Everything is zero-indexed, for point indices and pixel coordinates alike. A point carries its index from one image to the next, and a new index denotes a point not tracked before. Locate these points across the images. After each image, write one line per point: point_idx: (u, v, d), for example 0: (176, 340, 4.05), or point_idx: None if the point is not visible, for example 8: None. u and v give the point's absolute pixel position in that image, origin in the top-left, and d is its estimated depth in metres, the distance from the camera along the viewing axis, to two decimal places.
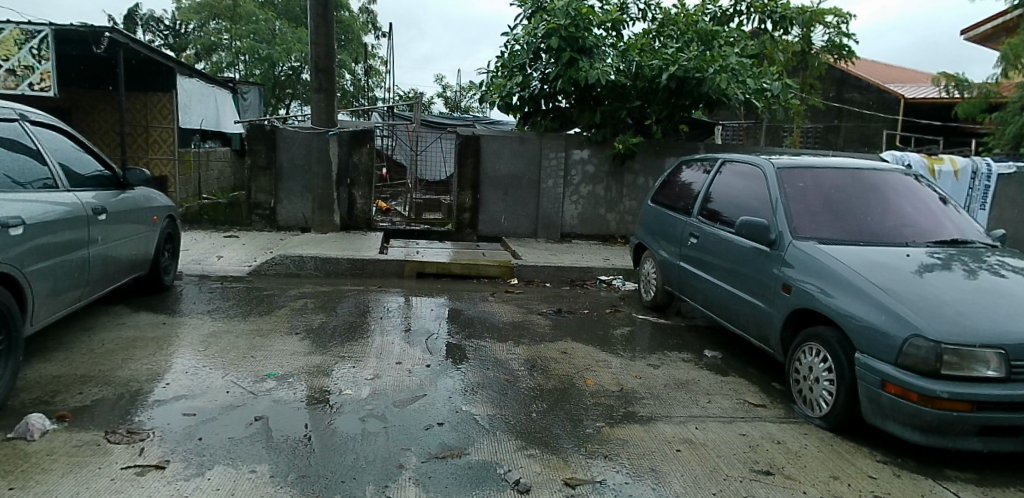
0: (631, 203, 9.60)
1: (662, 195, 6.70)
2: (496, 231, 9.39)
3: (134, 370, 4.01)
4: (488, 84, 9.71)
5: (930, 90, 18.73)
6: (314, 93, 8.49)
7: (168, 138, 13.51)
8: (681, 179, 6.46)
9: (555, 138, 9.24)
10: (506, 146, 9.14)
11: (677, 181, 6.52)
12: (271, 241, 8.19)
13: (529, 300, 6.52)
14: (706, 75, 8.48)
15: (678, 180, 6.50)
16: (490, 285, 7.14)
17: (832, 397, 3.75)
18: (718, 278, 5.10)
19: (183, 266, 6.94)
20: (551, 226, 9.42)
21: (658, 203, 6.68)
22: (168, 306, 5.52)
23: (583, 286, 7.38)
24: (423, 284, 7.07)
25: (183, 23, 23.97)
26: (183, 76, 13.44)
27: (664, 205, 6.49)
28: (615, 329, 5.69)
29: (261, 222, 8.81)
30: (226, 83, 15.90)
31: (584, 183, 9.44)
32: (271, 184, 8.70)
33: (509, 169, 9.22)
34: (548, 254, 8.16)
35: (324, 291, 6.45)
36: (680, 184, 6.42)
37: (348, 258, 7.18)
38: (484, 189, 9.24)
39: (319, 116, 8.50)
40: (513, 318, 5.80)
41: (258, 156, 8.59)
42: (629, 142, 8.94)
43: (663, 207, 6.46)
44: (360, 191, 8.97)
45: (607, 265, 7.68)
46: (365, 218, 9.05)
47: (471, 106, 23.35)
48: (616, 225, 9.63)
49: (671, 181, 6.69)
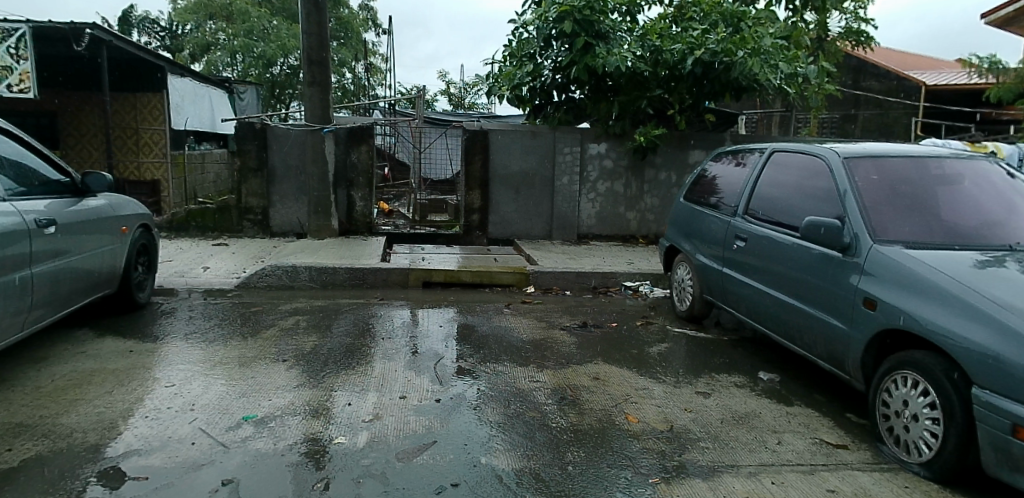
0: (652, 200, 8.89)
1: (695, 189, 5.99)
2: (508, 233, 8.68)
3: (83, 416, 3.32)
4: (495, 75, 8.99)
5: (954, 76, 17.86)
6: (306, 87, 7.79)
7: (159, 140, 12.84)
8: (718, 171, 5.73)
9: (570, 131, 8.53)
10: (517, 141, 8.43)
11: (715, 173, 5.78)
12: (264, 249, 7.51)
13: (548, 312, 5.81)
14: (736, 59, 7.73)
15: (715, 172, 5.78)
16: (504, 294, 6.44)
17: (936, 440, 3.01)
18: (774, 286, 4.39)
19: (164, 279, 6.27)
20: (567, 226, 8.71)
21: (692, 198, 5.97)
22: (139, 329, 4.85)
23: (607, 293, 6.67)
24: (430, 295, 6.38)
25: (179, 24, 23.39)
26: (174, 75, 12.80)
27: (699, 200, 5.78)
28: (650, 346, 4.98)
29: (253, 229, 8.12)
30: (221, 83, 15.28)
31: (602, 180, 8.72)
32: (263, 186, 8.02)
33: (520, 166, 8.51)
34: (566, 258, 7.45)
35: (319, 305, 5.78)
36: (717, 177, 5.69)
37: (347, 267, 6.49)
38: (493, 188, 8.53)
39: (313, 112, 7.85)
40: (532, 334, 5.11)
41: (248, 157, 7.91)
42: (651, 135, 8.21)
43: (699, 203, 5.75)
44: (360, 192, 8.28)
45: (632, 269, 6.97)
46: (366, 222, 8.37)
47: (475, 103, 22.68)
48: (637, 224, 8.92)
49: (706, 174, 5.96)
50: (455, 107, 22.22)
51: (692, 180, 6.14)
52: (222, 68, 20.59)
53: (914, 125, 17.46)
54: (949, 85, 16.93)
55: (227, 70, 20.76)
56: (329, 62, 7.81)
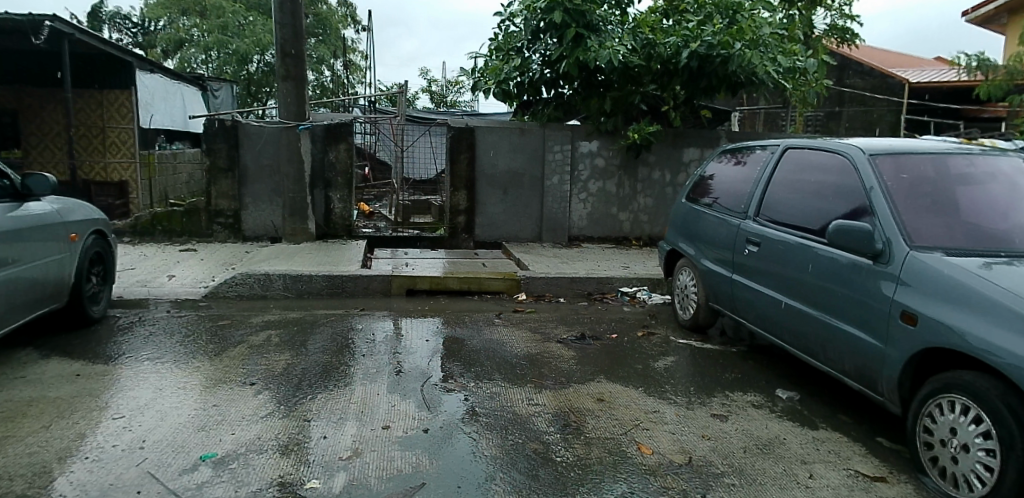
0: (646, 201, 8.54)
1: (700, 188, 5.62)
2: (496, 236, 8.26)
3: (9, 458, 2.83)
4: (481, 70, 8.55)
5: (938, 74, 17.81)
6: (280, 81, 7.30)
7: (128, 139, 12.20)
8: (725, 170, 5.36)
9: (560, 129, 8.14)
10: (504, 138, 8.02)
11: (721, 172, 5.42)
12: (235, 255, 7.01)
13: (542, 322, 5.41)
14: (733, 52, 7.43)
15: (721, 171, 5.41)
16: (494, 303, 6.03)
17: (991, 474, 2.63)
18: (793, 295, 4.04)
19: (124, 289, 5.75)
20: (558, 228, 8.32)
21: (696, 198, 5.61)
22: (91, 348, 4.33)
23: (603, 300, 6.30)
24: (415, 304, 5.94)
25: (151, 20, 22.59)
26: (143, 71, 12.15)
27: (704, 201, 5.41)
28: (654, 360, 4.61)
29: (224, 233, 7.60)
30: (193, 79, 14.64)
31: (594, 179, 8.34)
32: (235, 187, 7.51)
33: (508, 165, 8.09)
34: (559, 262, 7.07)
35: (293, 317, 5.32)
36: (724, 176, 5.32)
37: (324, 274, 6.02)
38: (480, 189, 8.11)
39: (288, 108, 7.34)
40: (527, 348, 4.70)
41: (219, 156, 7.40)
42: (645, 132, 7.85)
43: (704, 204, 5.38)
44: (338, 193, 7.81)
45: (628, 274, 6.61)
46: (345, 225, 7.90)
47: (457, 101, 22.19)
48: (630, 226, 8.56)
49: (711, 172, 5.60)
50: (438, 105, 21.72)
51: (696, 179, 5.77)
52: (195, 64, 19.84)
53: (900, 122, 17.38)
54: (934, 82, 16.88)
55: (200, 66, 20.03)
56: (305, 55, 7.32)
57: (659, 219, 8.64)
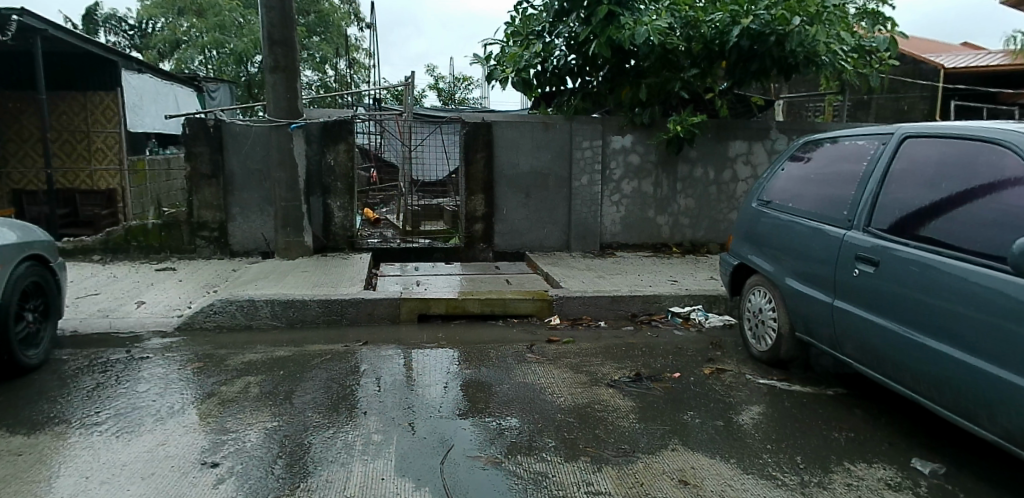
0: (686, 202, 7.57)
1: (778, 189, 4.59)
2: (518, 245, 7.29)
3: None
4: (497, 57, 7.55)
5: (976, 59, 16.66)
6: (268, 73, 6.33)
7: (114, 144, 11.34)
8: (812, 166, 4.32)
9: (588, 122, 7.19)
10: (526, 134, 7.06)
11: (807, 169, 4.38)
12: (220, 274, 6.08)
13: (586, 358, 4.41)
14: (792, 29, 6.50)
15: (806, 168, 4.38)
16: (524, 329, 5.06)
17: None
18: (927, 330, 3.04)
19: (82, 320, 4.82)
20: (588, 235, 7.34)
21: (774, 201, 4.59)
22: (16, 410, 3.37)
23: (652, 324, 5.32)
24: (429, 334, 4.98)
25: (148, 22, 21.73)
26: (129, 70, 11.25)
27: (787, 204, 4.40)
28: (735, 410, 3.62)
29: (208, 247, 6.65)
30: (187, 80, 13.76)
31: (628, 179, 7.37)
32: (220, 196, 6.57)
33: (531, 164, 7.12)
34: (594, 276, 6.08)
35: (282, 356, 4.36)
36: (812, 174, 4.29)
37: (320, 299, 5.05)
38: (499, 191, 7.13)
39: (278, 102, 6.38)
40: (573, 395, 3.73)
41: (201, 160, 6.47)
42: (688, 123, 6.88)
43: (786, 208, 4.37)
44: (339, 200, 6.87)
45: (678, 291, 5.62)
46: (348, 236, 6.96)
47: (465, 99, 21.20)
48: (669, 230, 7.58)
49: (792, 169, 4.56)
50: (443, 103, 20.73)
51: (771, 178, 4.74)
52: (193, 63, 18.89)
53: (936, 110, 16.21)
54: (971, 67, 15.73)
55: (198, 67, 19.10)
56: (296, 42, 6.36)
57: (701, 223, 7.67)
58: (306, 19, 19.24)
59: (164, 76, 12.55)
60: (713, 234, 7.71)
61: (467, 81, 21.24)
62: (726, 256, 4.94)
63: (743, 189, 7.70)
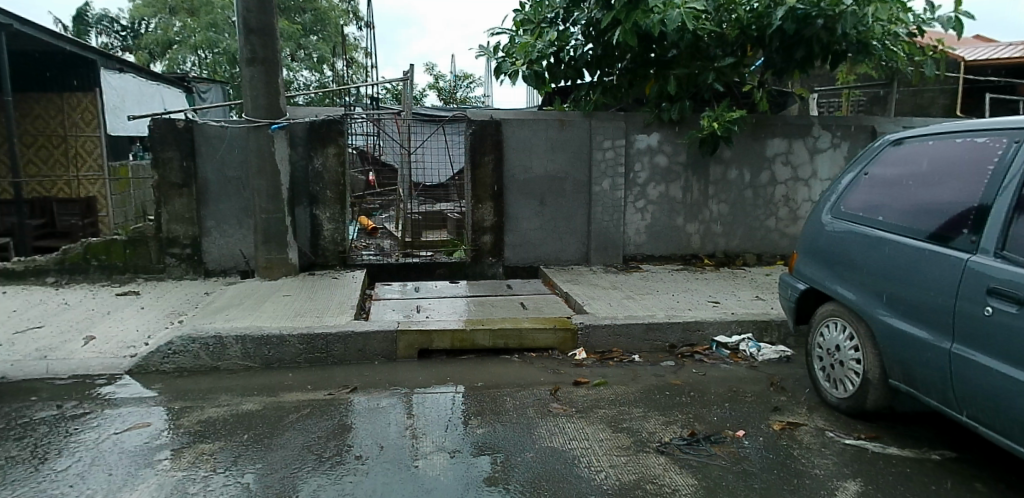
0: (718, 208, 6.77)
1: (860, 199, 3.72)
2: (531, 259, 6.47)
3: None
4: (505, 49, 6.75)
5: (1006, 49, 15.76)
6: (245, 66, 5.50)
7: (94, 149, 10.50)
8: (909, 170, 3.43)
9: (609, 119, 6.40)
10: (539, 133, 6.27)
11: (900, 173, 3.51)
12: (192, 299, 5.29)
13: (626, 408, 3.59)
14: (844, 9, 5.71)
15: (900, 172, 3.50)
16: (545, 366, 4.26)
17: None
18: None
19: (15, 364, 4.02)
20: (609, 246, 6.53)
21: (857, 213, 3.72)
22: None
23: (694, 357, 4.50)
24: (432, 373, 4.17)
25: (138, 22, 20.93)
26: (108, 69, 10.40)
27: (876, 218, 3.53)
28: (827, 487, 2.81)
29: (180, 266, 5.84)
30: (176, 80, 12.94)
31: (654, 183, 6.56)
32: (193, 208, 5.76)
33: (545, 167, 6.33)
34: (623, 296, 5.26)
35: (253, 409, 3.55)
36: (909, 179, 3.41)
37: (302, 333, 4.24)
38: (510, 199, 6.32)
39: (257, 100, 5.58)
40: (617, 467, 2.92)
41: (170, 168, 5.66)
42: (724, 119, 6.08)
43: (876, 223, 3.51)
44: (329, 210, 6.07)
45: (723, 316, 4.80)
46: (339, 250, 6.15)
47: (467, 98, 20.38)
48: (700, 240, 6.77)
49: (878, 175, 3.69)
50: (444, 101, 19.91)
51: (851, 184, 3.86)
52: (185, 62, 18.08)
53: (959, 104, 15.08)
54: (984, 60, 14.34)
55: (191, 67, 18.30)
56: (277, 30, 5.56)
57: (735, 231, 6.85)
58: (302, 19, 18.54)
59: (149, 75, 11.67)
60: (748, 243, 6.91)
61: (469, 79, 20.45)
62: (793, 280, 4.09)
63: (781, 192, 6.91)
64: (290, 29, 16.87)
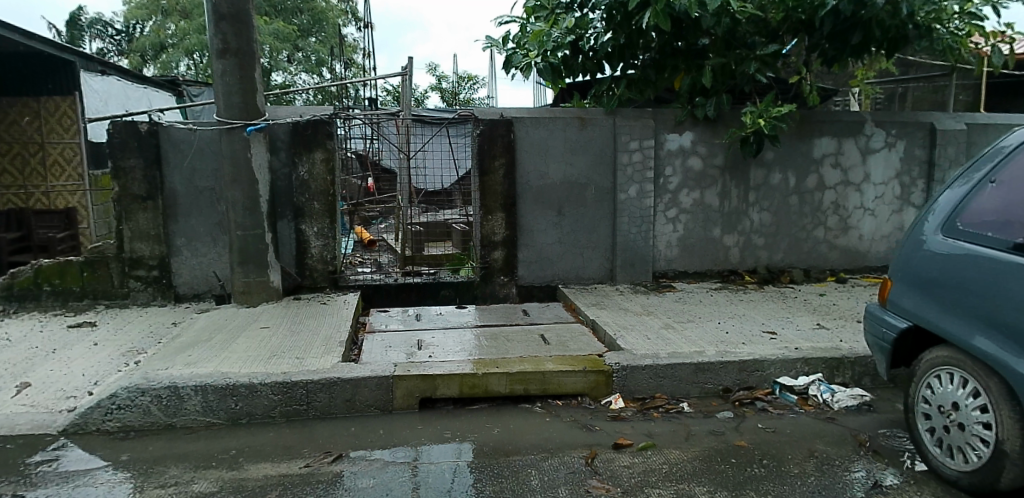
0: (759, 216, 5.97)
1: (985, 213, 2.88)
2: (548, 277, 5.67)
3: None
4: (515, 38, 5.96)
5: None
6: (215, 58, 4.72)
7: (74, 157, 9.45)
8: None
9: (636, 117, 5.62)
10: (557, 134, 5.49)
11: None
12: (155, 331, 4.51)
13: (686, 487, 2.78)
14: None
15: None
16: (575, 420, 3.45)
17: None
18: None
19: None
20: (638, 262, 5.73)
21: (979, 233, 2.87)
22: None
23: (756, 406, 3.70)
24: (437, 430, 3.36)
25: (131, 26, 20.09)
26: (94, 71, 9.53)
27: (1010, 239, 2.69)
28: None
29: (145, 291, 5.05)
30: (172, 83, 12.09)
31: (687, 189, 5.77)
32: (159, 224, 4.98)
33: (563, 172, 5.54)
34: (662, 326, 4.46)
35: (206, 490, 2.75)
36: None
37: (277, 381, 3.44)
38: (524, 209, 5.53)
39: (230, 97, 4.79)
40: None
41: (131, 177, 4.88)
42: (771, 114, 5.28)
43: (1010, 245, 2.67)
44: (317, 224, 5.28)
45: (786, 352, 4.00)
46: (329, 270, 5.35)
47: (472, 99, 19.57)
48: (739, 253, 5.97)
49: (1008, 181, 2.85)
50: (448, 104, 19.08)
51: (969, 192, 3.03)
52: (178, 66, 17.31)
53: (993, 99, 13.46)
54: None
55: (185, 71, 17.50)
56: (253, 17, 4.79)
57: (779, 242, 6.05)
58: (300, 20, 17.79)
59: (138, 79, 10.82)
60: (794, 257, 6.10)
61: (473, 80, 19.68)
62: (888, 315, 3.27)
63: (830, 198, 6.10)
64: (286, 30, 16.10)
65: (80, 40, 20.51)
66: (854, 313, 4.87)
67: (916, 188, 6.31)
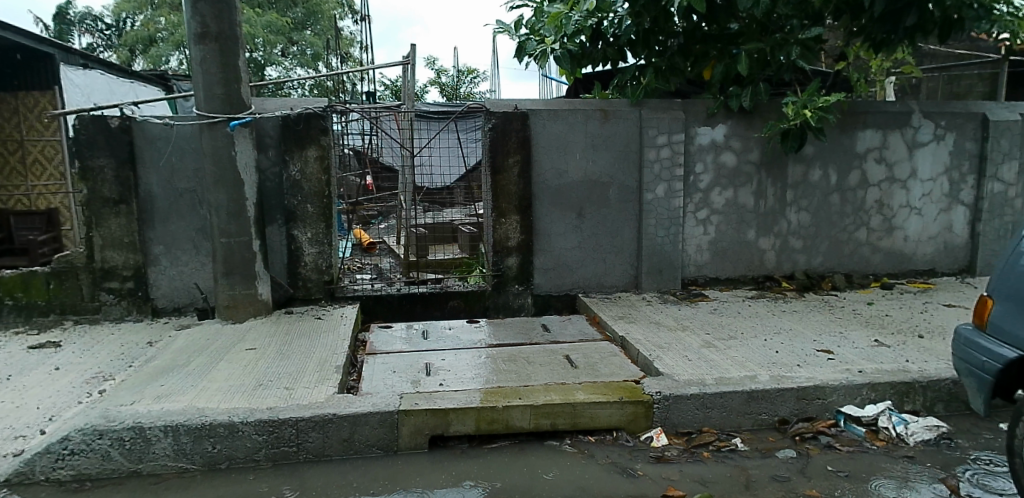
0: (797, 217, 5.45)
1: None
2: (567, 286, 5.15)
3: None
4: (529, 24, 5.43)
5: None
6: (195, 44, 4.19)
7: (55, 155, 8.79)
8: None
9: (663, 109, 5.09)
10: (577, 127, 4.96)
11: None
12: (128, 352, 3.99)
13: None
14: None
15: None
16: (613, 462, 2.94)
17: None
18: None
19: None
20: (665, 268, 5.22)
21: None
22: None
23: (820, 441, 3.19)
24: (451, 476, 2.84)
25: (122, 21, 19.44)
26: (80, 66, 8.97)
27: None
28: None
29: (120, 305, 4.54)
30: (162, 78, 11.52)
31: (718, 188, 5.25)
32: (134, 230, 4.46)
33: (583, 169, 5.01)
34: (700, 344, 3.93)
35: None
36: None
37: (262, 418, 2.91)
38: (541, 211, 5.01)
39: (211, 88, 4.26)
40: None
41: (103, 178, 4.36)
42: (817, 104, 4.74)
43: None
44: (311, 229, 4.76)
45: (849, 376, 3.47)
46: (325, 280, 4.83)
47: (472, 94, 18.96)
48: (774, 258, 5.45)
49: None
50: (447, 99, 18.52)
51: None
52: (170, 61, 16.75)
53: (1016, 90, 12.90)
54: None
55: (176, 66, 16.87)
56: None
57: (818, 245, 5.53)
58: (294, 14, 17.20)
59: (128, 74, 10.25)
60: (833, 261, 5.58)
61: (474, 75, 19.09)
62: (985, 339, 2.74)
63: (874, 196, 5.57)
64: (280, 23, 15.51)
65: (68, 35, 19.86)
66: (912, 327, 4.35)
67: (967, 184, 5.76)
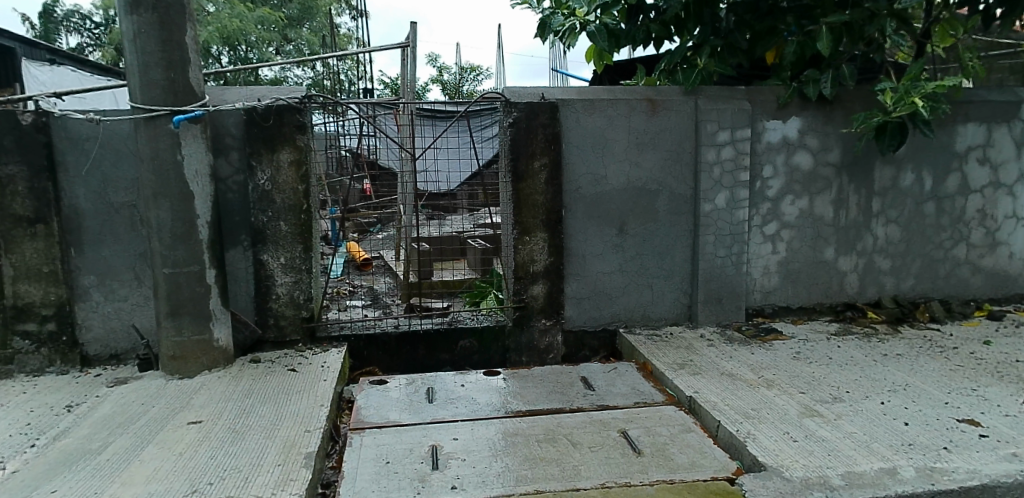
0: (884, 231, 4.43)
1: None
2: (605, 319, 4.15)
3: None
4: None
5: None
6: (127, 13, 3.19)
7: None
8: None
9: (724, 98, 4.08)
10: (618, 122, 3.96)
11: None
12: (33, 422, 2.99)
13: None
14: None
15: None
16: None
17: None
18: None
19: None
20: (726, 296, 4.21)
21: None
22: None
23: None
24: None
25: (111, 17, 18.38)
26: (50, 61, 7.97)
27: None
28: None
29: (38, 353, 3.52)
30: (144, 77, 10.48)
31: (790, 196, 4.24)
32: (54, 256, 3.45)
33: (626, 175, 4.01)
34: (800, 412, 2.93)
35: None
36: None
37: None
38: (574, 226, 4.01)
39: (150, 72, 3.26)
40: None
41: (12, 190, 3.35)
42: (926, 90, 3.72)
43: None
44: (284, 254, 3.75)
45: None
46: (302, 317, 3.82)
47: (477, 92, 17.94)
48: (856, 281, 4.45)
49: None
50: (450, 97, 17.54)
51: None
52: None
53: None
54: None
55: None
56: None
57: (908, 265, 4.52)
58: (289, 9, 16.12)
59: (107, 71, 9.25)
60: (926, 285, 4.57)
61: (478, 71, 18.08)
62: None
63: (975, 205, 4.55)
64: (273, 17, 14.41)
65: (56, 34, 18.71)
66: None
67: None
